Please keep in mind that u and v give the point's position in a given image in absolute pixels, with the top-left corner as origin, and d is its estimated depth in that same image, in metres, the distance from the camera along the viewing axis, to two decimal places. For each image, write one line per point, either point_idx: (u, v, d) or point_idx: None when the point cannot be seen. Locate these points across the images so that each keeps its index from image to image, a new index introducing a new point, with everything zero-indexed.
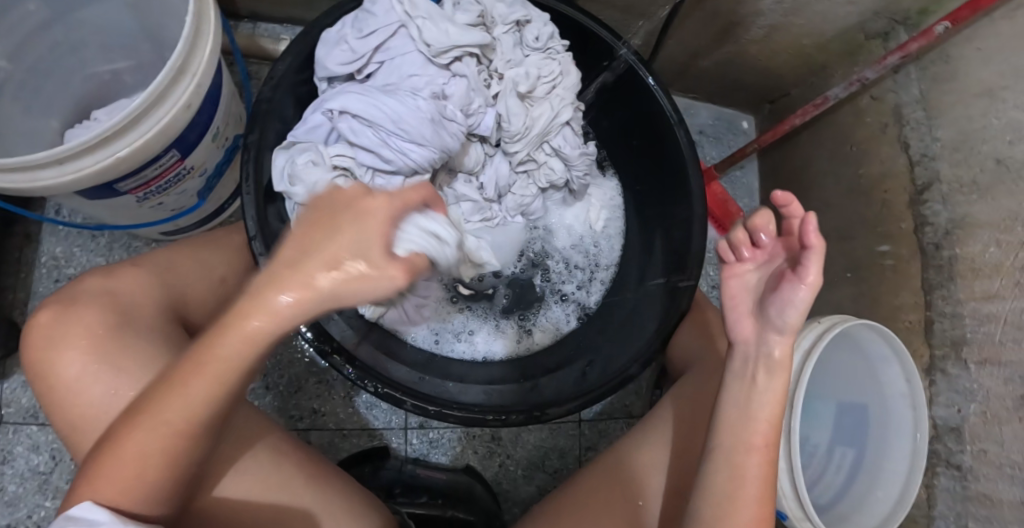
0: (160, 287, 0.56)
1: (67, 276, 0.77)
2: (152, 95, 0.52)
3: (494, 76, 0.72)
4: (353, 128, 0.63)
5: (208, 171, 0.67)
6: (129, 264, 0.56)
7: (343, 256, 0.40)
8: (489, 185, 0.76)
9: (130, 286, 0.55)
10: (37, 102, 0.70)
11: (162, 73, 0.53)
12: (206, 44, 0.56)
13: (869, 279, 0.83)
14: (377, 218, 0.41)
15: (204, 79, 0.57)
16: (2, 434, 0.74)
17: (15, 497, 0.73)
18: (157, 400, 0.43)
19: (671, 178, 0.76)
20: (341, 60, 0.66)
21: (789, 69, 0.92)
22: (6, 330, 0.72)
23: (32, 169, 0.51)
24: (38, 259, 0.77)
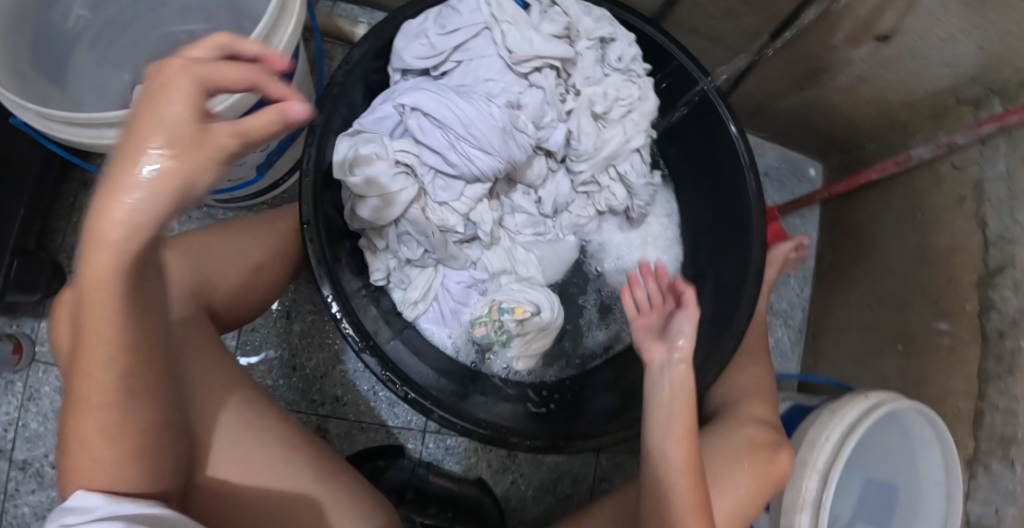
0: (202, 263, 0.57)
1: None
2: None
3: (571, 90, 0.69)
4: (422, 126, 0.62)
5: (270, 147, 0.66)
6: (164, 247, 0.57)
7: (134, 147, 0.34)
8: (547, 201, 0.74)
9: (164, 266, 0.54)
10: (110, 52, 0.69)
11: (240, 49, 0.52)
12: (290, 23, 0.55)
13: (919, 355, 0.79)
14: (168, 85, 0.35)
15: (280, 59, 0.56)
16: (33, 372, 0.76)
17: (37, 435, 0.75)
18: (80, 379, 0.42)
19: (733, 220, 0.75)
20: (419, 54, 0.64)
21: (869, 120, 0.87)
22: (53, 271, 0.73)
23: (101, 126, 0.51)
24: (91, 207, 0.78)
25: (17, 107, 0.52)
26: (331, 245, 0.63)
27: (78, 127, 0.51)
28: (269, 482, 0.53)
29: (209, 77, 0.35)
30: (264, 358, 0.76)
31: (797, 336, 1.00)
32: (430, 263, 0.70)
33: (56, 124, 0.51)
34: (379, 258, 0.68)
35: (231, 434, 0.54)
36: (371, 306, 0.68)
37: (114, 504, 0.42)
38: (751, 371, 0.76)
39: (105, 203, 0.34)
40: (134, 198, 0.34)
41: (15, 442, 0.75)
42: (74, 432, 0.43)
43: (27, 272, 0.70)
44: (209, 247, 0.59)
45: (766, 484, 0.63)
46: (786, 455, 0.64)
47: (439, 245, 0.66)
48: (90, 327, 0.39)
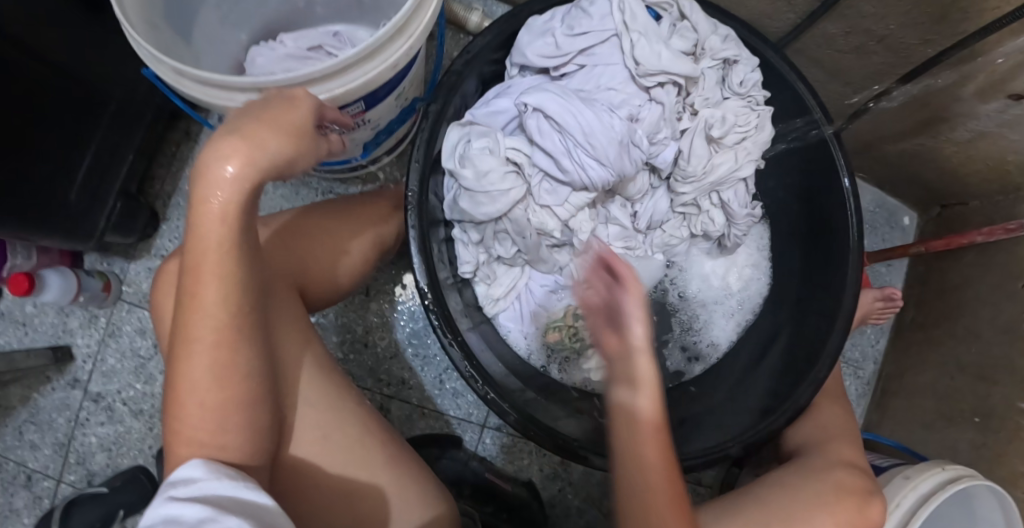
0: (296, 236, 0.57)
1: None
2: (363, 51, 0.50)
3: (687, 109, 0.68)
4: (540, 129, 0.60)
5: (380, 125, 0.66)
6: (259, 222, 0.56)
7: (268, 122, 0.42)
8: (643, 216, 0.73)
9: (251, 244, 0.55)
10: (232, 13, 0.70)
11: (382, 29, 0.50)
12: (430, 7, 0.54)
13: (997, 432, 0.76)
14: (296, 96, 0.45)
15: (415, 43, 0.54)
16: (117, 310, 0.81)
17: (112, 370, 0.81)
18: (187, 322, 0.44)
19: (827, 269, 0.73)
20: (544, 53, 0.63)
21: (978, 180, 0.83)
22: (148, 218, 0.78)
23: (236, 91, 0.52)
24: (192, 158, 0.82)
25: (152, 60, 0.52)
26: (427, 231, 0.64)
27: (210, 87, 0.52)
28: (345, 465, 0.53)
29: (310, 101, 0.45)
30: (339, 332, 0.79)
31: (864, 389, 0.97)
32: (519, 263, 0.71)
33: (193, 83, 0.52)
34: (470, 250, 0.69)
35: (315, 407, 0.53)
36: (455, 297, 0.69)
37: (216, 478, 0.41)
38: (833, 418, 0.73)
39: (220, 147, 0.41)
40: (254, 143, 0.41)
41: (92, 374, 0.81)
42: (183, 377, 0.44)
43: (125, 218, 0.75)
44: (302, 224, 0.58)
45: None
46: (878, 506, 0.62)
47: (531, 247, 0.67)
48: (206, 263, 0.43)
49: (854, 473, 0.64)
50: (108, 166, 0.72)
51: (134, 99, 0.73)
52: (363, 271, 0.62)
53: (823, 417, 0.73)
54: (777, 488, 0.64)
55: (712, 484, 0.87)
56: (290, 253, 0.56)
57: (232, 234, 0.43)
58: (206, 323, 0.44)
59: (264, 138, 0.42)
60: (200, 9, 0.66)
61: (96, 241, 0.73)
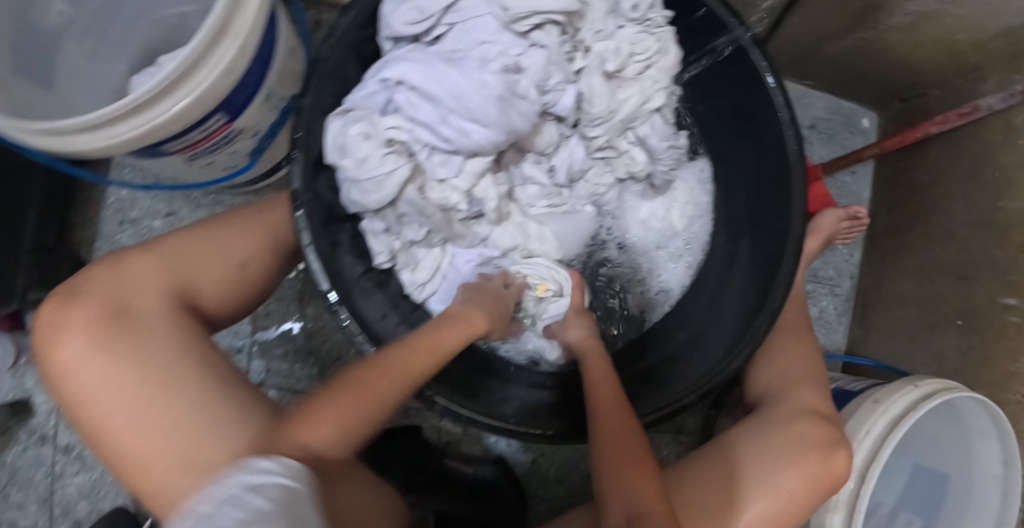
0: (189, 259, 0.54)
1: (131, 220, 0.79)
2: (186, 60, 0.47)
3: (579, 48, 0.63)
4: (410, 101, 0.57)
5: (262, 132, 0.63)
6: (137, 249, 0.53)
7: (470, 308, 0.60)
8: (561, 170, 0.69)
9: (134, 274, 0.51)
10: (99, 45, 0.67)
11: (196, 38, 0.46)
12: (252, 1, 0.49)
13: (982, 333, 0.71)
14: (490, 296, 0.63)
15: (246, 41, 0.50)
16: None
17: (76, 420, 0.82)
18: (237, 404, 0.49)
19: (770, 185, 0.69)
20: (408, 19, 0.58)
21: (933, 66, 0.75)
22: (72, 267, 0.76)
23: (70, 133, 0.48)
24: (105, 201, 0.79)
25: None
26: (324, 229, 0.60)
27: (45, 134, 0.48)
28: None
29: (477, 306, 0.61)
30: (279, 343, 0.77)
31: (843, 307, 0.91)
32: (437, 242, 0.68)
33: (26, 132, 0.48)
34: (380, 240, 0.64)
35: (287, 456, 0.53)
36: (374, 290, 0.66)
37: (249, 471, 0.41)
38: (796, 354, 0.67)
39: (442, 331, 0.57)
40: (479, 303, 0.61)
41: (58, 428, 0.82)
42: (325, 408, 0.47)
43: (47, 270, 0.73)
44: (180, 244, 0.54)
45: (813, 487, 0.57)
46: (844, 456, 0.58)
47: (442, 224, 0.63)
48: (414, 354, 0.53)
49: (817, 425, 0.59)
50: (11, 223, 0.68)
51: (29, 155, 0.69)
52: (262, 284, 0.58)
53: (788, 354, 0.67)
54: (734, 444, 0.60)
55: (693, 432, 0.82)
56: (179, 281, 0.52)
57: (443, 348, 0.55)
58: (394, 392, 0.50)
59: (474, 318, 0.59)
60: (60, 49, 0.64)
61: (21, 300, 0.70)
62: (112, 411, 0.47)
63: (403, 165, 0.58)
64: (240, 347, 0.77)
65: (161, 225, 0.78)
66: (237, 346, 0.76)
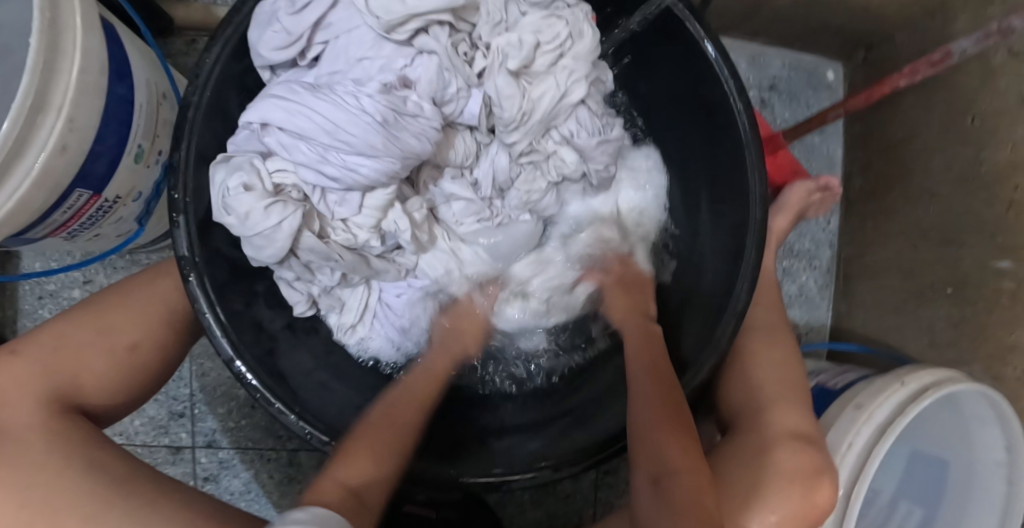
0: (69, 352, 0.48)
1: (49, 293, 0.72)
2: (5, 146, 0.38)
3: (478, 46, 0.57)
4: (283, 144, 0.50)
5: (146, 193, 0.57)
6: (3, 352, 0.47)
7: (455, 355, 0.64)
8: (485, 182, 0.64)
9: (3, 383, 0.46)
10: None
11: (9, 119, 0.39)
12: (71, 64, 0.42)
13: (974, 303, 0.64)
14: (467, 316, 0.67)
15: (78, 109, 0.43)
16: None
17: None
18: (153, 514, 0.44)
19: (719, 165, 0.62)
20: (275, 46, 0.52)
21: (894, 7, 0.67)
22: None
23: None
24: (20, 275, 0.72)
25: None
26: (221, 293, 0.54)
27: None
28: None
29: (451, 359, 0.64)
30: (222, 401, 0.72)
31: (824, 280, 0.84)
32: (360, 280, 0.63)
33: None
34: (295, 289, 0.60)
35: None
36: (296, 345, 0.61)
37: None
38: (772, 358, 0.59)
39: (436, 359, 0.63)
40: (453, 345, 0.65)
41: None
42: (350, 455, 0.50)
43: None
44: (57, 337, 0.49)
45: (795, 521, 0.51)
46: (828, 486, 0.51)
47: (358, 264, 0.58)
48: (405, 400, 0.57)
49: (796, 451, 0.52)
50: None
51: None
52: (164, 364, 0.53)
53: (763, 362, 0.59)
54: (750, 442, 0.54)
55: None
56: (57, 382, 0.47)
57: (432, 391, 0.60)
58: (403, 432, 0.54)
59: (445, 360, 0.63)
60: None
61: None
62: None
63: (294, 211, 0.52)
64: (180, 411, 0.72)
65: (80, 294, 0.72)
66: (178, 411, 0.72)
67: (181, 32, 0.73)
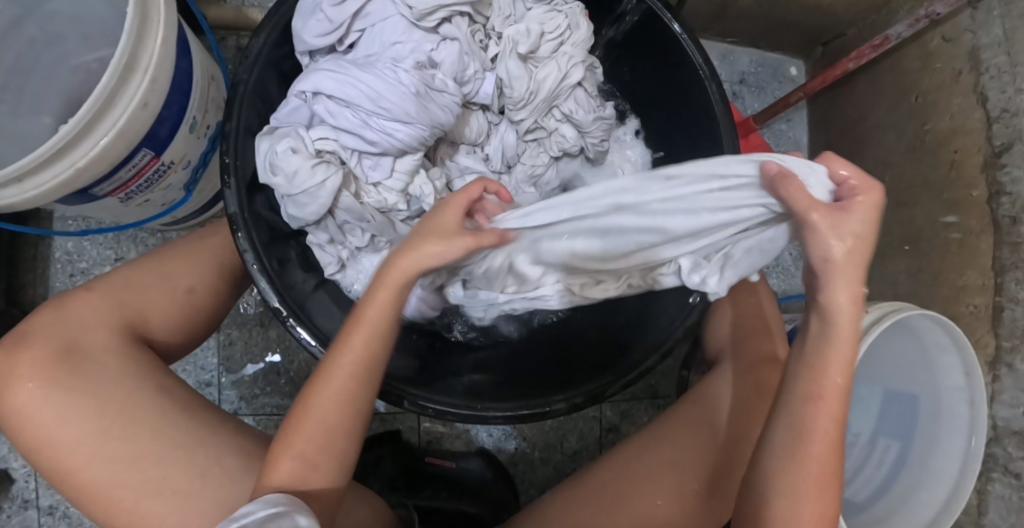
0: (135, 293, 0.54)
1: (80, 271, 0.78)
2: (99, 97, 0.46)
3: (491, 35, 0.66)
4: (331, 110, 0.58)
5: (194, 162, 0.63)
6: (79, 289, 0.52)
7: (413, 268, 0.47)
8: (495, 157, 0.71)
9: (81, 314, 0.51)
10: None
11: (105, 76, 0.46)
12: (158, 33, 0.49)
13: (928, 254, 0.74)
14: (443, 214, 0.48)
15: (159, 73, 0.50)
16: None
17: None
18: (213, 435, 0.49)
19: (697, 137, 0.71)
20: (319, 32, 0.60)
21: (845, 6, 0.78)
22: None
23: None
24: (53, 255, 0.78)
25: None
26: (265, 249, 0.60)
27: None
28: None
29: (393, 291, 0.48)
30: (249, 369, 0.77)
31: (797, 252, 0.93)
32: (383, 245, 0.68)
33: None
34: (327, 251, 0.65)
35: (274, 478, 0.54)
36: (327, 301, 0.67)
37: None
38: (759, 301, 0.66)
39: (374, 296, 0.48)
40: (415, 259, 0.47)
41: (39, 489, 0.80)
42: (300, 424, 0.48)
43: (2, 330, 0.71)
44: (125, 280, 0.54)
45: None
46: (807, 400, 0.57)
47: (384, 227, 0.63)
48: (345, 346, 0.49)
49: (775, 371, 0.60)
50: None
51: None
52: (213, 311, 0.58)
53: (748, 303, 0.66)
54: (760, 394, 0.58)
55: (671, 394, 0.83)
56: (124, 318, 0.52)
57: (385, 321, 0.49)
58: (353, 390, 0.49)
59: (381, 298, 0.48)
60: None
61: None
62: (71, 454, 0.46)
63: (334, 171, 0.58)
64: (208, 379, 0.77)
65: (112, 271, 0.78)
66: (205, 380, 0.77)
67: (212, 32, 0.80)
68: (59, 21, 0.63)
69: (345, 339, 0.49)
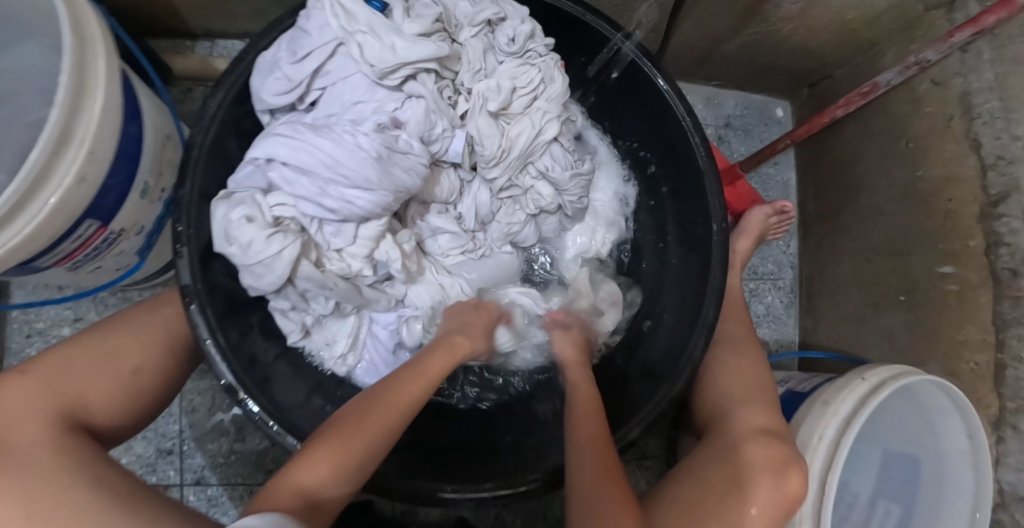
0: (74, 378, 0.50)
1: (37, 331, 0.74)
2: (28, 173, 0.42)
3: (461, 90, 0.63)
4: (285, 179, 0.55)
5: (148, 227, 0.59)
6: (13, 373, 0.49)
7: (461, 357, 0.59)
8: (468, 216, 0.68)
9: (16, 401, 0.47)
10: None
11: (34, 151, 0.43)
12: (96, 101, 0.46)
13: (926, 306, 0.70)
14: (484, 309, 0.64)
15: (99, 143, 0.47)
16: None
17: None
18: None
19: (683, 187, 0.69)
20: (278, 90, 0.57)
21: (832, 48, 0.76)
22: None
23: None
24: (8, 312, 0.74)
25: None
26: (223, 324, 0.56)
27: None
28: None
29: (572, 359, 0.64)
30: (213, 437, 0.73)
31: (789, 298, 0.89)
32: (350, 311, 0.64)
33: None
34: (289, 318, 0.62)
35: None
36: (290, 372, 0.63)
37: None
38: (737, 366, 0.64)
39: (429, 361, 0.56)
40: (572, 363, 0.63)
41: None
42: (311, 455, 0.47)
43: None
44: (68, 360, 0.51)
45: (774, 517, 0.53)
46: (800, 475, 0.54)
47: (350, 293, 0.61)
48: (404, 385, 0.53)
49: (763, 445, 0.55)
50: None
51: None
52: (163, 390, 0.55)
53: (731, 373, 0.63)
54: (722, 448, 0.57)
55: (658, 455, 0.80)
56: (60, 407, 0.48)
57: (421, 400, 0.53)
58: (395, 427, 0.51)
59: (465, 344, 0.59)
60: None
61: None
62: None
63: (291, 241, 0.55)
64: (169, 448, 0.73)
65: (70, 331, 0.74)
66: (166, 448, 0.73)
67: (177, 82, 0.77)
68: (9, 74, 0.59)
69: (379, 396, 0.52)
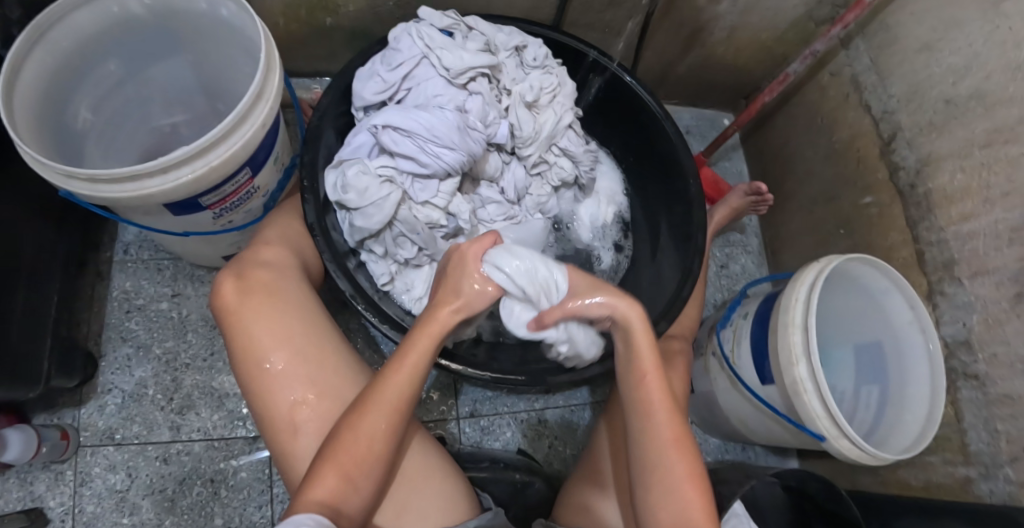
0: (294, 258, 0.70)
1: (137, 307, 0.89)
2: (237, 114, 0.60)
3: (503, 92, 0.84)
4: (394, 140, 0.73)
5: (270, 190, 0.75)
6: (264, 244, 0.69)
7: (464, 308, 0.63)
8: (509, 188, 0.87)
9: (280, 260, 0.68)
10: (112, 149, 0.78)
11: (244, 99, 0.61)
12: (276, 76, 0.65)
13: (860, 230, 0.92)
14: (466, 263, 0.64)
15: (274, 105, 0.65)
16: (80, 458, 0.81)
17: (94, 517, 0.79)
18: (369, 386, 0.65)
19: (661, 159, 0.91)
20: (376, 90, 0.77)
21: (755, 64, 1.04)
22: (84, 358, 0.81)
23: (145, 177, 0.58)
24: (110, 294, 0.89)
25: (49, 173, 0.58)
26: (340, 257, 0.72)
27: (120, 182, 0.58)
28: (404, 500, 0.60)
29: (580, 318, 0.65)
30: None
31: (759, 259, 1.11)
32: (426, 261, 0.80)
33: (98, 181, 0.57)
34: (383, 263, 0.78)
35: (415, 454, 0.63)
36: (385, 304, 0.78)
37: None
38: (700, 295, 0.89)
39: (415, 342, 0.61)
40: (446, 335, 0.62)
41: None
42: (353, 426, 0.56)
43: (64, 357, 0.78)
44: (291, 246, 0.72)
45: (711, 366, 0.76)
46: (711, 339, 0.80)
47: (430, 240, 0.77)
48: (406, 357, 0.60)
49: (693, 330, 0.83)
50: (37, 322, 0.74)
51: (51, 255, 0.77)
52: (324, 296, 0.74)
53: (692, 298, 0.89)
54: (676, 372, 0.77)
55: None
56: (296, 274, 0.68)
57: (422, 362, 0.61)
58: (406, 392, 0.59)
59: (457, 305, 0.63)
60: (87, 150, 0.73)
61: (44, 385, 0.74)
62: (287, 360, 0.61)
63: (394, 190, 0.73)
64: None
65: (168, 304, 0.89)
66: None
67: None
68: (154, 87, 0.78)
69: (401, 355, 0.60)
